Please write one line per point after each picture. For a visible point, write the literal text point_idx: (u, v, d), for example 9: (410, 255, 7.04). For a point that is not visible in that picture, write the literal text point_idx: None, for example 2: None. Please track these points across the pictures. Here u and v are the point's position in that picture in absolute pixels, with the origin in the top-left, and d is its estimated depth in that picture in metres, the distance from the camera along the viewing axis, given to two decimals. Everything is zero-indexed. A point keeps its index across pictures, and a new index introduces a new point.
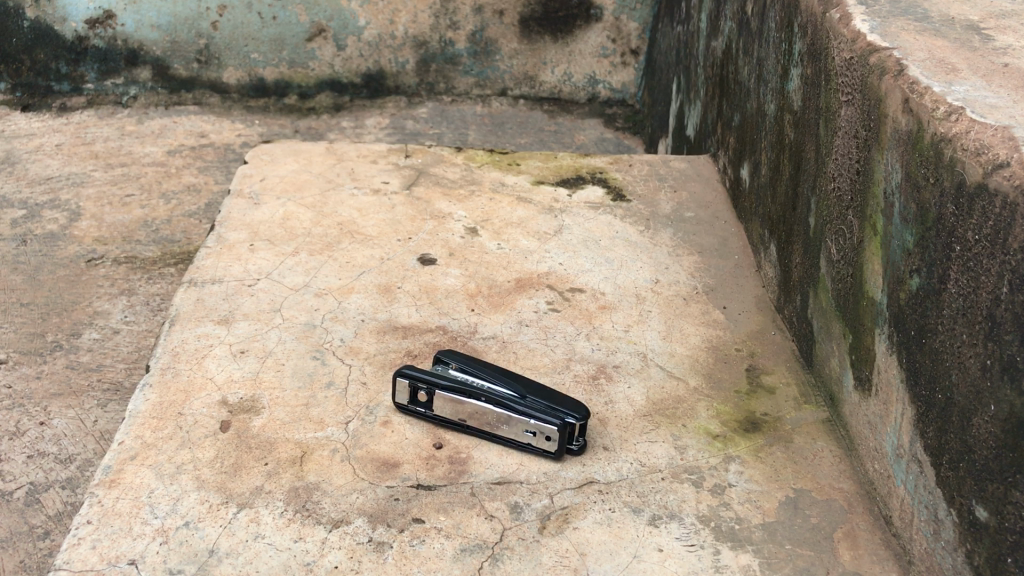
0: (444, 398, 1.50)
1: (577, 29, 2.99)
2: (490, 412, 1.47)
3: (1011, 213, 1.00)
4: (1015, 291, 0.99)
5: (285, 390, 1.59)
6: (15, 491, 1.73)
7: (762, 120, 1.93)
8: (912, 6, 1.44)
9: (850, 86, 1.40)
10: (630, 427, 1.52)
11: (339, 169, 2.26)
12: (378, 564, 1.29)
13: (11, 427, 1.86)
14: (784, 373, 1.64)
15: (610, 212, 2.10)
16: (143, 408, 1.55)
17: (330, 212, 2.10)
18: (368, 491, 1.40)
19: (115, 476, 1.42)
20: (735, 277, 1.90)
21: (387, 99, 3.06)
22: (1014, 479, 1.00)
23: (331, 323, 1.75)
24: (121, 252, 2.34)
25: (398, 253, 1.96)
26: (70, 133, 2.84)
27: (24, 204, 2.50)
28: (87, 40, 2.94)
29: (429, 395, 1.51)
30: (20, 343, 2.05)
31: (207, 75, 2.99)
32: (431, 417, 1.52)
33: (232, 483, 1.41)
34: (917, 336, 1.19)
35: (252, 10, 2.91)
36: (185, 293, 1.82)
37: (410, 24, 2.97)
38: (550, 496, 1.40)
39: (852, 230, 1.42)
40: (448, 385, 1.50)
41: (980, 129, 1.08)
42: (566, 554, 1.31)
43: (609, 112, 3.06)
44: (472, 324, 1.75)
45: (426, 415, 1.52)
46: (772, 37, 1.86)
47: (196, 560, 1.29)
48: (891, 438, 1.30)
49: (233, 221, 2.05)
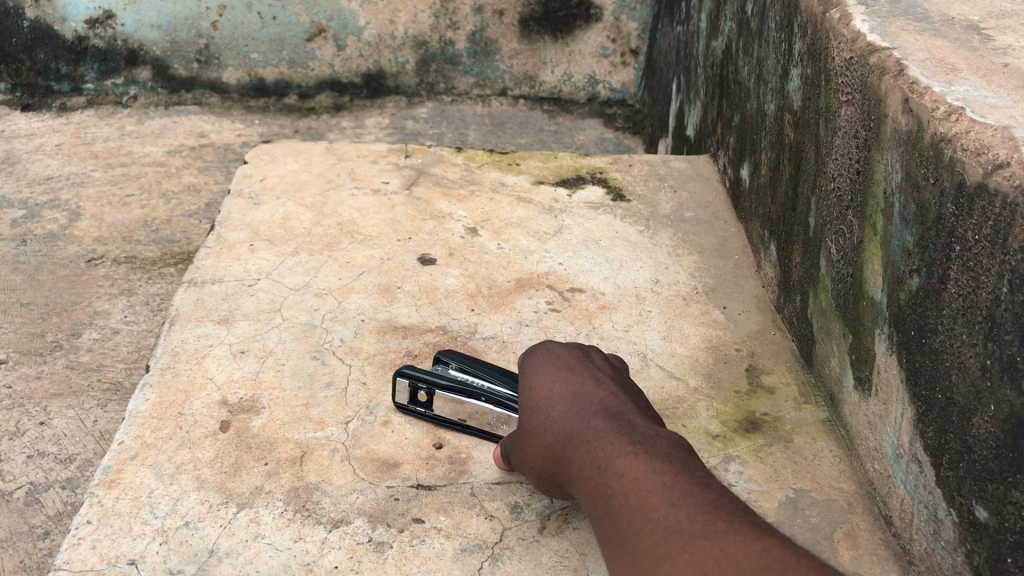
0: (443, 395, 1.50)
1: (577, 29, 2.98)
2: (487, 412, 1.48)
3: (1011, 212, 1.00)
4: (1015, 291, 0.98)
5: (285, 390, 1.60)
6: (15, 491, 1.73)
7: (761, 121, 1.93)
8: (912, 6, 1.44)
9: (850, 87, 1.40)
10: None
11: (339, 169, 2.26)
12: (378, 564, 1.29)
13: (10, 427, 1.86)
14: (784, 373, 1.64)
15: (610, 212, 2.10)
16: (143, 408, 1.55)
17: (330, 212, 2.10)
18: (369, 491, 1.41)
19: (114, 476, 1.42)
20: (735, 277, 1.90)
21: (387, 99, 3.07)
22: (1014, 479, 0.99)
23: (331, 323, 1.76)
24: (122, 252, 2.34)
25: (398, 253, 1.96)
26: (70, 133, 2.84)
27: (23, 204, 2.50)
28: (87, 40, 2.94)
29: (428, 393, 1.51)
30: (20, 343, 2.05)
31: (207, 75, 2.99)
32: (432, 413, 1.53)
33: (232, 483, 1.41)
34: (917, 336, 1.19)
35: (252, 10, 2.91)
36: (185, 293, 1.82)
37: (410, 24, 2.97)
38: (550, 496, 1.41)
39: (852, 230, 1.42)
40: (445, 379, 1.50)
41: (980, 128, 1.08)
42: (566, 554, 1.32)
43: (609, 112, 3.06)
44: (472, 323, 1.76)
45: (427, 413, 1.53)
46: (772, 37, 1.86)
47: (195, 560, 1.29)
48: (891, 438, 1.30)
49: (234, 221, 2.05)
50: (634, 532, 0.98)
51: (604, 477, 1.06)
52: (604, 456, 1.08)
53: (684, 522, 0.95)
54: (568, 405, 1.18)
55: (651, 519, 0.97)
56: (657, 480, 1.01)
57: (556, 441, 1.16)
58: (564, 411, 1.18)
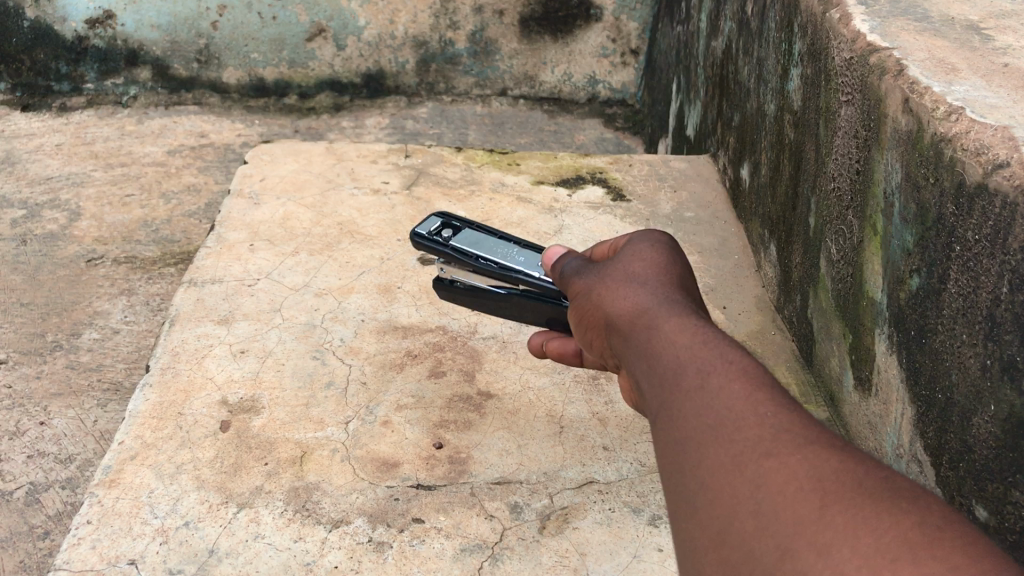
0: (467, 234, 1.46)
1: (577, 29, 2.98)
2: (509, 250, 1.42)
3: (1010, 212, 0.99)
4: (1015, 290, 0.98)
5: (285, 389, 1.60)
6: (16, 491, 1.73)
7: (761, 121, 1.93)
8: (912, 6, 1.44)
9: (850, 86, 1.40)
10: (631, 428, 1.55)
11: (339, 169, 2.26)
12: (378, 564, 1.29)
13: (11, 427, 1.85)
14: (783, 373, 1.64)
15: (610, 212, 2.10)
16: (143, 408, 1.55)
17: (330, 212, 2.10)
18: (368, 491, 1.41)
19: (114, 476, 1.42)
20: (735, 277, 1.90)
21: (387, 99, 3.07)
22: (1014, 480, 0.99)
23: (330, 323, 1.76)
24: (121, 252, 2.34)
25: (398, 253, 1.96)
26: (70, 133, 2.84)
27: (23, 204, 2.50)
28: (87, 40, 2.94)
29: (448, 233, 1.48)
30: (20, 343, 2.05)
31: (207, 75, 3.00)
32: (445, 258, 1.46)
33: (232, 483, 1.41)
34: (917, 335, 1.19)
35: (251, 10, 2.91)
36: (184, 292, 1.83)
37: (410, 24, 2.97)
38: (550, 496, 1.41)
39: (852, 229, 1.42)
40: (473, 226, 1.49)
41: (980, 129, 1.08)
42: (566, 554, 1.32)
43: (609, 112, 3.06)
44: (472, 323, 1.77)
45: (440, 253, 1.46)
46: (773, 37, 1.85)
47: (195, 560, 1.29)
48: (891, 438, 1.30)
49: (234, 221, 2.05)
50: (727, 416, 0.78)
51: (694, 343, 0.87)
52: (698, 323, 0.91)
53: (798, 425, 0.75)
54: (670, 282, 1.01)
55: (752, 399, 0.78)
56: (767, 375, 0.82)
57: (643, 297, 0.98)
58: (665, 282, 1.01)
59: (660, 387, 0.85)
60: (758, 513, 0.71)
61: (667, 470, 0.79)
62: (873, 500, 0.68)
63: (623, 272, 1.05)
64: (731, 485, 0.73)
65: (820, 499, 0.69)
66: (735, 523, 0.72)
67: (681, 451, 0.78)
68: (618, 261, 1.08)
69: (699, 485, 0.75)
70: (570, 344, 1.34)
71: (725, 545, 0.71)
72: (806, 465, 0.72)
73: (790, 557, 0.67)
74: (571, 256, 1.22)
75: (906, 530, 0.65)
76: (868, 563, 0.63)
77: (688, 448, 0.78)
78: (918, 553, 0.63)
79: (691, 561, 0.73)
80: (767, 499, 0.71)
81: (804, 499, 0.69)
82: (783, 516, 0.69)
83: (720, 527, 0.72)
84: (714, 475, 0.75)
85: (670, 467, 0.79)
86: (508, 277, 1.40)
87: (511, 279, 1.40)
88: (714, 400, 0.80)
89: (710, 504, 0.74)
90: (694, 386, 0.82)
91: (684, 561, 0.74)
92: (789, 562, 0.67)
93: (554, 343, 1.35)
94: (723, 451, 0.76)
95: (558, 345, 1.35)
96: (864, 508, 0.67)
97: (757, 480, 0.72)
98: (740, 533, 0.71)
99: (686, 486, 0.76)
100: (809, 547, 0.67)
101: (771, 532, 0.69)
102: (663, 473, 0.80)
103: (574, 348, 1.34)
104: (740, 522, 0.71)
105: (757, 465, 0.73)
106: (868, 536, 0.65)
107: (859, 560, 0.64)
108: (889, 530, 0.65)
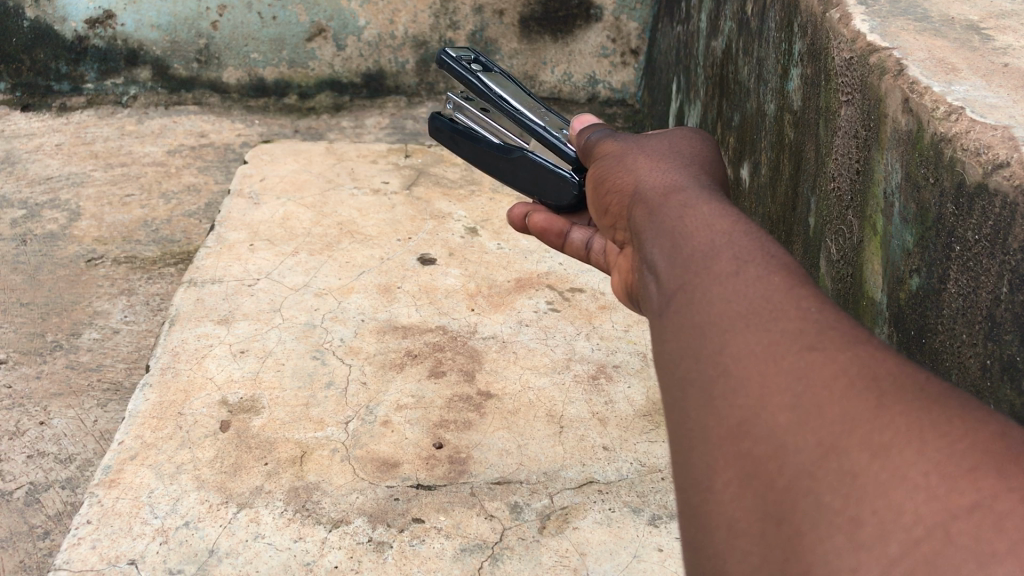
0: (498, 76, 1.41)
1: (577, 29, 2.98)
2: (536, 105, 1.37)
3: (1010, 212, 0.99)
4: (1015, 290, 0.97)
5: (285, 389, 1.60)
6: (15, 491, 1.72)
7: (761, 120, 1.93)
8: (912, 6, 1.44)
9: (850, 86, 1.39)
10: (631, 428, 1.56)
11: (339, 169, 2.33)
12: (378, 564, 1.29)
13: (10, 427, 1.85)
14: None
15: None
16: (143, 407, 1.55)
17: (330, 212, 2.15)
18: (368, 491, 1.41)
19: (114, 476, 1.42)
20: None
21: (387, 99, 3.06)
22: None
23: (331, 323, 1.78)
24: (122, 252, 2.34)
25: (398, 253, 2.01)
26: (70, 133, 2.84)
27: (23, 204, 2.49)
28: (87, 40, 2.95)
29: (479, 69, 1.43)
30: (20, 343, 2.05)
31: (207, 75, 3.00)
32: (469, 87, 1.41)
33: (232, 483, 1.41)
34: (917, 335, 1.19)
35: (252, 10, 2.92)
36: (185, 292, 1.84)
37: (410, 24, 2.97)
38: (550, 496, 1.42)
39: (852, 230, 1.42)
40: (506, 76, 1.45)
41: (981, 129, 1.06)
42: (566, 554, 1.32)
43: (609, 112, 3.05)
44: (472, 323, 1.79)
45: (469, 83, 1.40)
46: (773, 37, 1.85)
47: (195, 560, 1.29)
48: None
49: (234, 222, 2.08)
50: (761, 299, 0.64)
51: (725, 229, 0.73)
52: (735, 211, 0.77)
53: (847, 324, 0.61)
54: (707, 181, 0.88)
55: (793, 292, 0.64)
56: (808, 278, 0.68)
57: (678, 190, 0.85)
58: (703, 180, 0.88)
59: (679, 269, 0.72)
60: (794, 408, 0.56)
61: (674, 358, 0.65)
62: (943, 406, 0.54)
63: (655, 169, 0.93)
64: (760, 373, 0.59)
65: (875, 398, 0.54)
66: (759, 416, 0.57)
67: (698, 337, 0.64)
68: (652, 156, 0.96)
69: (717, 374, 0.61)
70: (555, 221, 1.23)
71: (747, 438, 0.57)
72: (861, 363, 0.57)
73: (833, 457, 0.53)
74: (599, 127, 1.15)
75: (991, 443, 0.51)
76: (941, 472, 0.50)
77: (709, 333, 0.64)
78: (1007, 468, 0.50)
79: (695, 459, 0.60)
80: (807, 391, 0.56)
81: (855, 396, 0.55)
82: (824, 412, 0.55)
83: (742, 418, 0.58)
84: (738, 362, 0.61)
85: (681, 353, 0.65)
86: (522, 125, 1.34)
87: (524, 130, 1.34)
88: (748, 284, 0.66)
89: (729, 393, 0.60)
90: (724, 269, 0.68)
91: (685, 461, 0.60)
92: (832, 461, 0.53)
93: (539, 217, 1.25)
94: (752, 335, 0.62)
95: (543, 220, 1.24)
96: (934, 411, 0.53)
97: (794, 370, 0.58)
98: (766, 427, 0.57)
99: (700, 374, 0.62)
100: (862, 447, 0.52)
101: (811, 427, 0.55)
102: (668, 362, 0.66)
103: (560, 226, 1.23)
104: (768, 415, 0.57)
105: (795, 356, 0.59)
106: (944, 443, 0.51)
107: (930, 467, 0.50)
108: (967, 437, 0.52)
